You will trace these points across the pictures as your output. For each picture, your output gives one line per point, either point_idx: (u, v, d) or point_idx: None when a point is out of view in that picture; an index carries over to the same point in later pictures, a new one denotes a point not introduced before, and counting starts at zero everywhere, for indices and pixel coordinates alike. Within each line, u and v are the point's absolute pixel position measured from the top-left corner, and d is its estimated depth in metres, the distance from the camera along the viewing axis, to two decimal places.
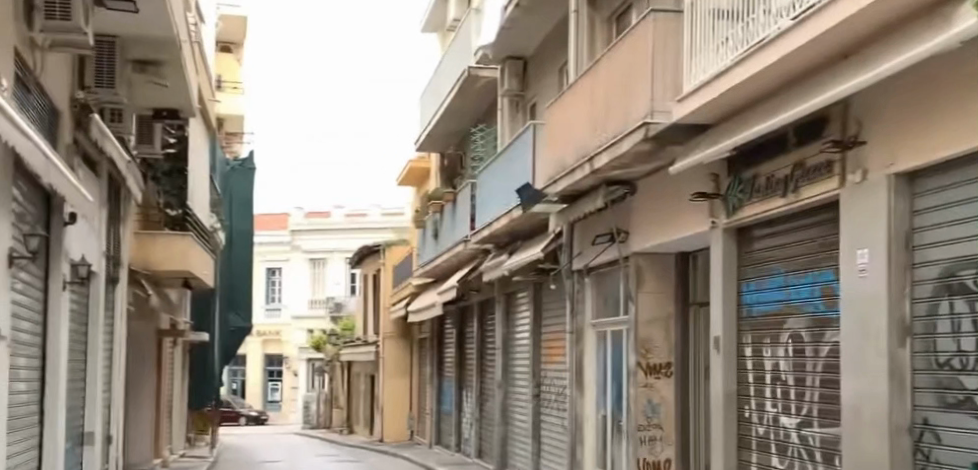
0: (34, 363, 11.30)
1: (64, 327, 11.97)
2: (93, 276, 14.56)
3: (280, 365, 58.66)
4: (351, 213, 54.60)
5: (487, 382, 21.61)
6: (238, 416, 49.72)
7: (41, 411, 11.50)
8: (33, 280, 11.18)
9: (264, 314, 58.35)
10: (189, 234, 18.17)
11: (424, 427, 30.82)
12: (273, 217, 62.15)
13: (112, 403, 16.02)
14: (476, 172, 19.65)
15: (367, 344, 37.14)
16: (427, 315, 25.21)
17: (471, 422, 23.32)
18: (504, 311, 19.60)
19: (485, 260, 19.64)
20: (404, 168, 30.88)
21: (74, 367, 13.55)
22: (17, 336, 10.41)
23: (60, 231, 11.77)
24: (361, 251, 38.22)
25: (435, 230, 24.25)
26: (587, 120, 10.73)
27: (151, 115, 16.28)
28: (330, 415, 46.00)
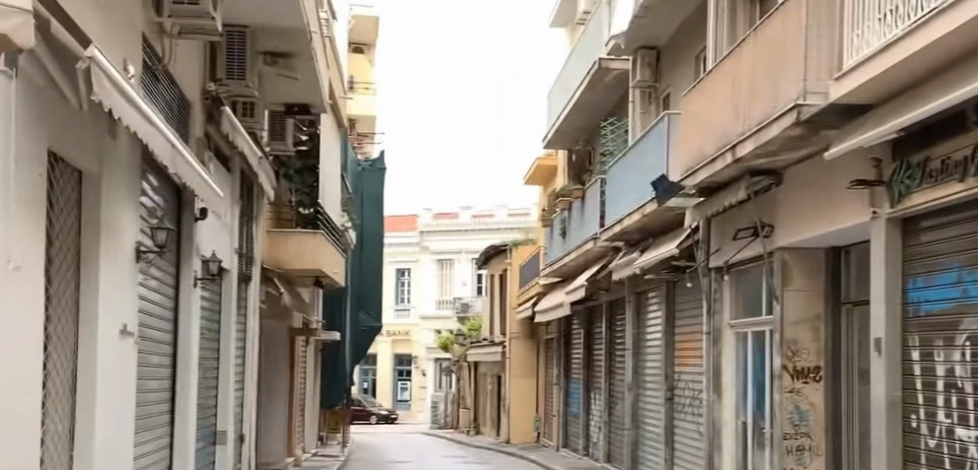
0: (166, 360, 11.13)
1: (195, 325, 11.78)
2: (225, 273, 14.44)
3: (409, 364, 58.81)
4: (477, 213, 54.52)
5: (617, 384, 21.00)
6: (368, 414, 49.98)
7: (172, 410, 11.32)
8: (165, 276, 11.01)
9: (393, 314, 58.61)
10: (319, 232, 17.98)
11: (551, 429, 30.31)
12: (402, 218, 62.47)
13: (244, 402, 15.90)
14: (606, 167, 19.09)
15: (494, 345, 36.80)
16: (554, 315, 24.69)
17: (599, 425, 22.74)
18: (634, 312, 18.99)
19: (614, 257, 19.06)
20: (531, 166, 30.45)
21: (206, 366, 13.40)
22: (148, 331, 10.23)
23: (191, 226, 11.60)
24: (488, 251, 37.92)
25: (563, 228, 23.73)
26: (730, 106, 10.11)
27: (282, 111, 16.20)
28: (457, 415, 45.81)
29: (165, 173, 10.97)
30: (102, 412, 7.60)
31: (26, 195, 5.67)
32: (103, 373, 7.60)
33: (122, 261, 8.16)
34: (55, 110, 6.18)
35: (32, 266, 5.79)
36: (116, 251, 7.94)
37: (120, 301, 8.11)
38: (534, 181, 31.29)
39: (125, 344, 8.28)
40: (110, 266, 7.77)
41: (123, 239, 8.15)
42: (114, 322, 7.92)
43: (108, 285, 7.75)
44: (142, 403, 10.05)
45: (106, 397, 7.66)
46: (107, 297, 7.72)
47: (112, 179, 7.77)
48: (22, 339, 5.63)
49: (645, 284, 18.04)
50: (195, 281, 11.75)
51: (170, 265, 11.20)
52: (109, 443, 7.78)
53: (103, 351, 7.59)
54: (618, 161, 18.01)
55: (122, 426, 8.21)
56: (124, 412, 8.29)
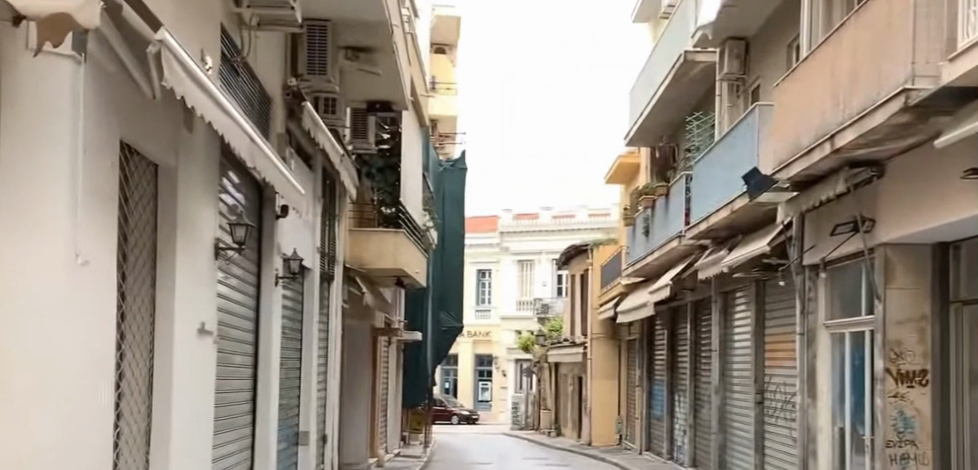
0: (247, 360, 10.94)
1: (277, 325, 11.58)
2: (307, 273, 14.27)
3: (490, 365, 58.58)
4: (558, 214, 54.22)
5: (703, 386, 20.50)
6: (450, 414, 49.89)
7: (253, 410, 11.13)
8: (245, 274, 10.83)
9: (475, 315, 58.48)
10: (400, 231, 17.65)
11: (634, 431, 29.84)
12: (483, 219, 62.36)
13: (326, 403, 15.73)
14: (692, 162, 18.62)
15: (576, 346, 36.41)
16: (636, 315, 24.22)
17: (684, 427, 22.24)
18: (721, 312, 18.47)
19: (700, 255, 18.58)
20: (612, 165, 30.03)
21: (288, 367, 13.22)
22: (228, 329, 10.04)
23: (272, 224, 11.42)
24: (569, 251, 37.54)
25: (646, 226, 23.25)
26: (828, 94, 9.71)
27: (364, 109, 15.97)
28: (538, 416, 45.46)
29: (245, 169, 10.80)
30: (179, 411, 7.40)
31: (97, 184, 5.51)
32: (181, 371, 7.41)
33: (200, 258, 7.96)
34: (127, 99, 6.02)
35: (104, 257, 5.63)
36: (194, 246, 7.74)
37: (198, 297, 7.92)
38: (614, 180, 30.84)
39: (204, 342, 8.09)
40: (187, 261, 7.58)
41: (200, 235, 7.96)
42: (192, 319, 7.72)
43: (186, 281, 7.56)
44: (222, 403, 9.86)
45: (182, 396, 7.46)
46: (185, 293, 7.53)
47: (189, 175, 7.61)
48: (92, 332, 5.46)
49: (734, 284, 17.53)
50: (277, 279, 11.55)
51: (251, 263, 11.01)
52: (186, 443, 7.59)
53: (180, 349, 7.41)
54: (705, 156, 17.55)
55: (200, 426, 8.02)
56: (202, 411, 8.10)
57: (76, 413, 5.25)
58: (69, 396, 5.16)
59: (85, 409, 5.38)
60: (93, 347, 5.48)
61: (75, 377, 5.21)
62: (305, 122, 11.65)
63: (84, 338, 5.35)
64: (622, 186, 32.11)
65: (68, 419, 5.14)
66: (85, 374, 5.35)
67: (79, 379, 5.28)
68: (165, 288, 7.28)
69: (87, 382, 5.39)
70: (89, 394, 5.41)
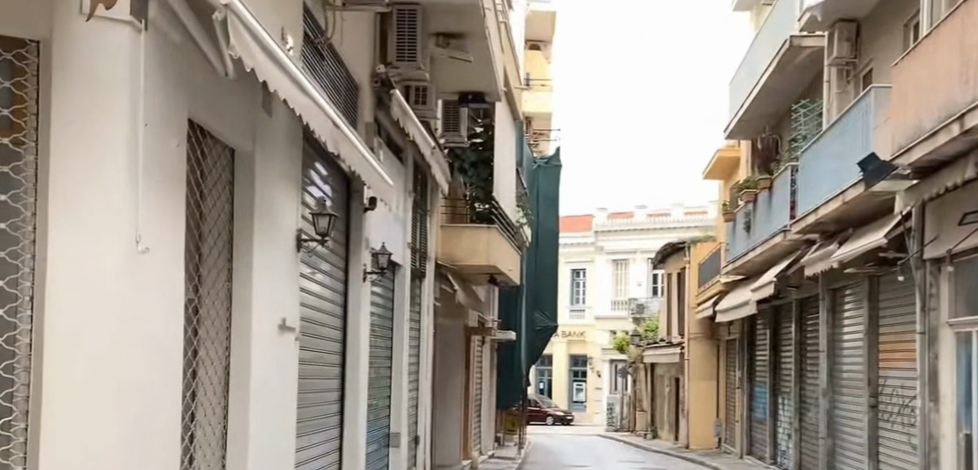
0: (335, 359, 10.46)
1: (366, 322, 11.08)
2: (397, 268, 13.80)
3: (584, 365, 57.81)
4: (652, 212, 53.37)
5: (809, 388, 19.60)
6: (545, 415, 49.35)
7: (342, 411, 10.64)
8: (331, 269, 10.35)
9: (569, 315, 57.79)
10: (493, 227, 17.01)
11: (734, 434, 28.93)
12: (577, 219, 61.69)
13: (418, 403, 15.26)
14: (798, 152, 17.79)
15: (672, 345, 35.53)
16: (736, 314, 23.36)
17: (788, 431, 21.36)
18: (830, 311, 17.59)
19: (806, 250, 17.75)
20: (710, 160, 29.22)
21: (378, 366, 12.77)
22: (313, 324, 9.55)
23: (360, 217, 10.93)
24: (665, 249, 36.70)
25: (747, 222, 22.40)
26: (957, 72, 8.97)
27: (456, 101, 15.34)
28: (634, 417, 44.62)
29: (332, 160, 10.33)
30: (258, 410, 6.94)
31: (161, 165, 5.14)
32: (259, 369, 6.95)
33: (279, 249, 7.49)
34: (197, 75, 5.62)
35: (169, 242, 5.26)
36: (272, 236, 7.26)
37: (278, 291, 7.45)
38: (713, 174, 29.95)
39: (284, 338, 7.62)
40: (265, 253, 7.11)
41: (279, 224, 7.48)
42: (271, 314, 7.26)
43: (264, 273, 7.09)
44: (308, 404, 9.37)
45: (261, 394, 7.01)
46: (263, 285, 7.07)
47: (268, 160, 7.18)
48: (156, 323, 5.07)
49: (845, 281, 16.63)
50: (366, 275, 11.05)
51: (338, 258, 10.53)
52: (266, 445, 7.13)
53: (258, 344, 6.94)
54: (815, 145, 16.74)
55: (281, 428, 7.56)
56: (283, 411, 7.63)
57: (140, 411, 4.86)
58: (132, 394, 4.76)
59: (150, 405, 4.99)
60: (158, 338, 5.09)
61: (138, 370, 4.82)
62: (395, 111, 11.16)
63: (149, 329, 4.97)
64: (721, 181, 31.20)
65: (131, 414, 4.75)
66: (149, 369, 4.95)
67: (144, 372, 4.89)
68: (241, 280, 6.81)
69: (151, 377, 4.99)
70: (152, 390, 5.01)
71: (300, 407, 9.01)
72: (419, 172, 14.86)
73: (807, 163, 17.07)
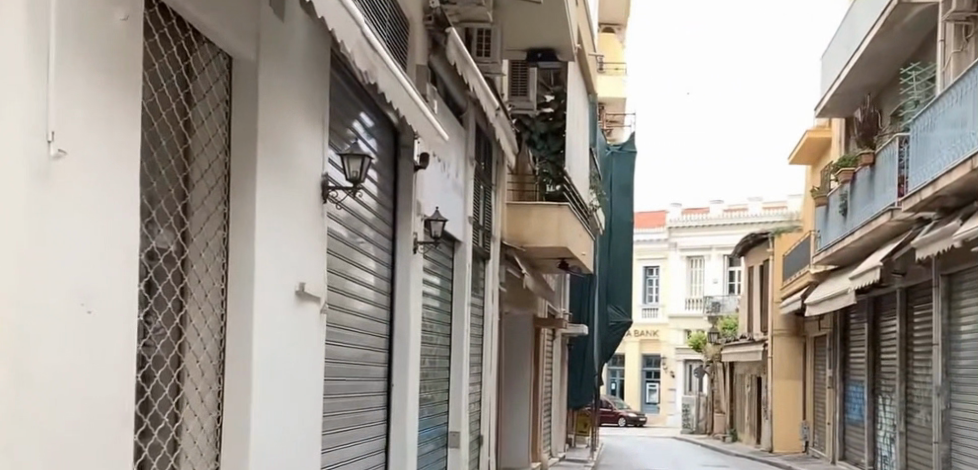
0: (378, 342, 8.82)
1: (417, 304, 9.38)
2: (459, 246, 12.12)
3: (658, 366, 55.78)
4: (729, 208, 51.58)
5: (917, 388, 17.71)
6: (617, 417, 47.67)
7: (388, 404, 9.00)
8: (373, 235, 8.72)
9: (642, 314, 55.84)
10: (566, 204, 15.11)
11: (824, 438, 26.92)
12: (650, 215, 59.80)
13: (482, 399, 13.62)
14: (909, 121, 16.00)
15: (753, 344, 33.58)
16: (830, 305, 21.40)
17: (892, 434, 19.42)
18: (945, 299, 15.68)
19: (917, 231, 15.91)
20: (798, 143, 27.37)
21: (435, 355, 11.17)
22: (347, 299, 7.91)
23: (410, 176, 9.21)
24: (746, 241, 34.75)
25: (845, 206, 20.54)
26: None
27: (524, 61, 13.66)
28: (711, 420, 42.66)
29: (378, 108, 8.72)
30: (265, 393, 5.37)
31: (114, 44, 3.92)
32: (266, 341, 5.38)
33: (297, 193, 5.87)
34: None
35: (124, 151, 4.01)
36: (286, 173, 5.68)
37: (296, 246, 5.86)
38: (799, 158, 27.98)
39: (306, 305, 6.04)
40: (277, 194, 5.53)
41: (296, 160, 5.86)
42: (286, 272, 5.68)
43: (274, 218, 5.50)
44: (342, 396, 7.75)
45: (270, 374, 5.44)
46: (273, 233, 5.49)
47: (282, 82, 5.60)
48: (84, 261, 3.76)
49: (966, 264, 14.70)
50: (417, 246, 9.32)
51: (382, 223, 8.89)
52: (277, 439, 5.57)
53: (264, 310, 5.36)
54: (936, 109, 14.92)
55: (298, 418, 5.98)
56: (302, 397, 6.04)
57: (47, 364, 3.59)
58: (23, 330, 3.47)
59: (63, 370, 3.67)
60: (98, 277, 3.86)
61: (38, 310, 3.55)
62: (451, 55, 9.50)
63: (81, 256, 3.76)
64: (808, 167, 29.20)
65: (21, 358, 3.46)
66: (65, 318, 3.66)
67: (54, 319, 3.62)
68: (241, 223, 5.22)
69: (66, 330, 3.68)
70: (68, 347, 3.69)
71: (328, 398, 7.38)
72: (485, 140, 13.21)
73: (925, 130, 15.30)
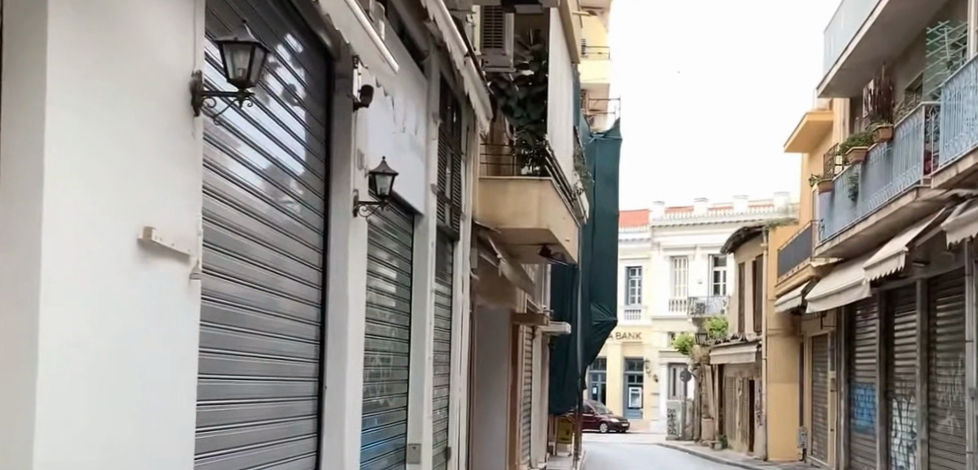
0: (305, 332, 6.70)
1: (359, 284, 7.22)
2: (421, 219, 9.94)
3: (641, 369, 53.72)
4: (715, 206, 49.78)
5: (945, 395, 16.18)
6: (599, 422, 45.66)
7: (319, 412, 6.87)
8: (297, 189, 6.64)
9: (625, 316, 53.76)
10: (547, 178, 12.55)
11: (826, 445, 25.01)
12: (632, 215, 57.77)
13: (449, 404, 11.48)
14: (958, 69, 14.66)
15: (744, 345, 31.61)
16: (836, 300, 19.45)
17: (911, 444, 17.89)
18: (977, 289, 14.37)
19: (948, 210, 14.86)
20: (799, 125, 25.47)
21: (387, 351, 9.00)
22: (249, 270, 5.84)
23: (348, 117, 7.04)
24: (736, 236, 32.75)
25: (865, 186, 18.55)
26: None
27: (499, 7, 11.62)
28: (699, 427, 40.66)
29: (308, 25, 6.60)
30: (70, 382, 3.50)
31: None
32: (72, 301, 3.50)
33: (140, 83, 3.93)
34: None
35: None
36: (119, 49, 3.78)
37: (135, 163, 3.88)
38: (800, 139, 26.17)
39: (161, 261, 4.06)
40: (96, 80, 3.64)
41: (141, 35, 3.91)
42: (117, 198, 3.76)
43: (86, 115, 3.59)
44: (236, 395, 5.68)
45: (80, 351, 3.55)
46: (88, 135, 3.59)
47: None
48: None
49: None
50: (358, 208, 7.14)
51: (308, 172, 6.77)
52: (94, 456, 3.64)
53: (68, 250, 3.48)
54: (967, 76, 14.11)
55: (147, 430, 4.03)
56: (154, 397, 4.07)
57: None
58: None
59: None
60: None
61: None
62: None
63: None
64: (806, 152, 27.31)
65: None
66: None
67: None
68: (24, 110, 3.38)
69: None
70: None
71: (244, 385, 5.78)
72: (452, 96, 11.11)
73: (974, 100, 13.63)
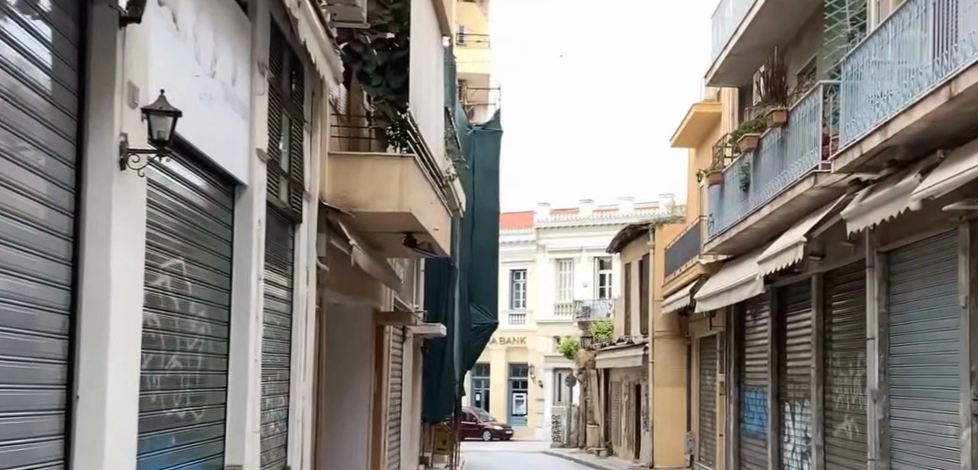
0: (47, 324, 4.96)
1: (129, 256, 5.49)
2: (243, 190, 8.07)
3: (525, 375, 52.32)
4: (600, 208, 48.84)
5: (842, 396, 15.01)
6: (482, 430, 44.27)
7: (68, 430, 5.14)
8: (41, 131, 4.91)
9: (509, 320, 52.35)
10: (413, 157, 10.75)
11: (714, 452, 23.79)
12: (517, 216, 56.48)
13: (290, 414, 9.69)
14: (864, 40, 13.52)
15: (630, 348, 30.36)
16: (728, 297, 18.22)
17: (806, 450, 16.71)
18: (881, 281, 13.17)
19: (850, 196, 13.68)
20: (686, 116, 24.32)
21: (197, 352, 7.23)
22: (7, 255, 4.62)
23: (111, 33, 5.31)
24: (622, 235, 31.55)
25: (758, 175, 17.33)
26: None
27: None
28: (584, 434, 39.42)
29: None
30: None
31: None
32: None
33: None
34: None
35: None
36: None
37: None
38: (687, 133, 25.05)
39: None
40: None
41: None
42: None
43: None
44: None
45: None
46: None
47: None
48: None
49: (928, 234, 11.83)
50: (126, 157, 5.43)
51: (55, 109, 5.03)
52: None
53: None
54: (869, 48, 13.04)
55: None
56: None
57: None
58: None
59: None
60: None
61: None
62: None
63: None
64: (693, 145, 26.18)
65: None
66: None
67: None
68: None
69: None
70: None
71: None
72: (289, 51, 9.39)
73: (886, 73, 12.47)
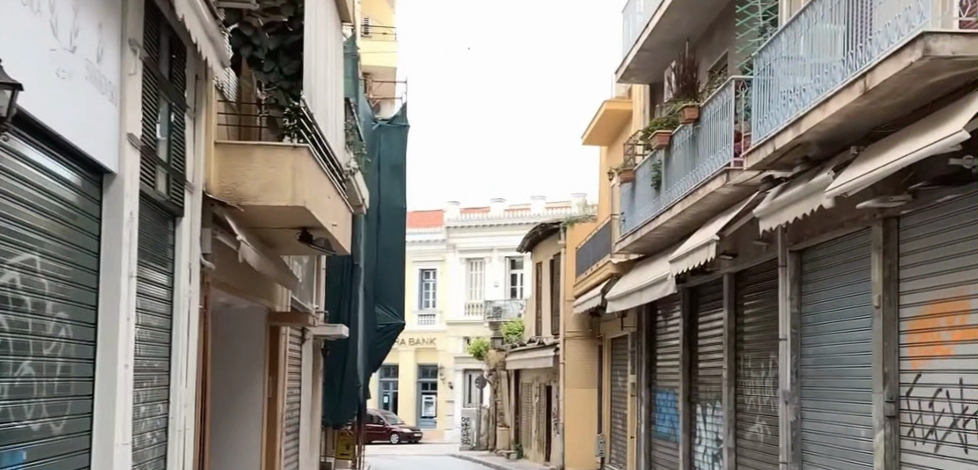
0: None
1: None
2: (113, 179, 7.36)
3: (435, 376, 51.67)
4: (511, 207, 48.48)
5: (754, 398, 14.69)
6: (390, 433, 43.51)
7: None
8: None
9: (419, 321, 51.66)
10: (303, 145, 10.26)
11: (624, 454, 23.46)
12: (427, 215, 55.83)
13: (170, 422, 9.00)
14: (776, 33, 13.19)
15: (540, 348, 29.94)
16: (638, 297, 17.84)
17: (717, 452, 16.39)
18: (794, 280, 12.84)
19: (763, 193, 13.35)
20: (597, 113, 23.95)
21: (56, 357, 6.52)
22: None
23: None
24: (533, 234, 31.13)
25: (668, 172, 16.98)
26: None
27: None
28: (494, 436, 38.92)
29: None
30: None
31: None
32: None
33: None
34: None
35: None
36: None
37: None
38: (598, 130, 24.69)
39: None
40: None
41: None
42: None
43: None
44: None
45: None
46: None
47: None
48: None
49: (841, 233, 11.51)
50: None
51: None
52: None
53: None
54: (781, 40, 12.72)
55: None
56: None
57: None
58: None
59: None
60: None
61: None
62: None
63: None
64: (604, 143, 25.85)
65: None
66: None
67: None
68: None
69: None
70: None
71: None
72: (168, 30, 8.70)
73: (799, 66, 12.13)
